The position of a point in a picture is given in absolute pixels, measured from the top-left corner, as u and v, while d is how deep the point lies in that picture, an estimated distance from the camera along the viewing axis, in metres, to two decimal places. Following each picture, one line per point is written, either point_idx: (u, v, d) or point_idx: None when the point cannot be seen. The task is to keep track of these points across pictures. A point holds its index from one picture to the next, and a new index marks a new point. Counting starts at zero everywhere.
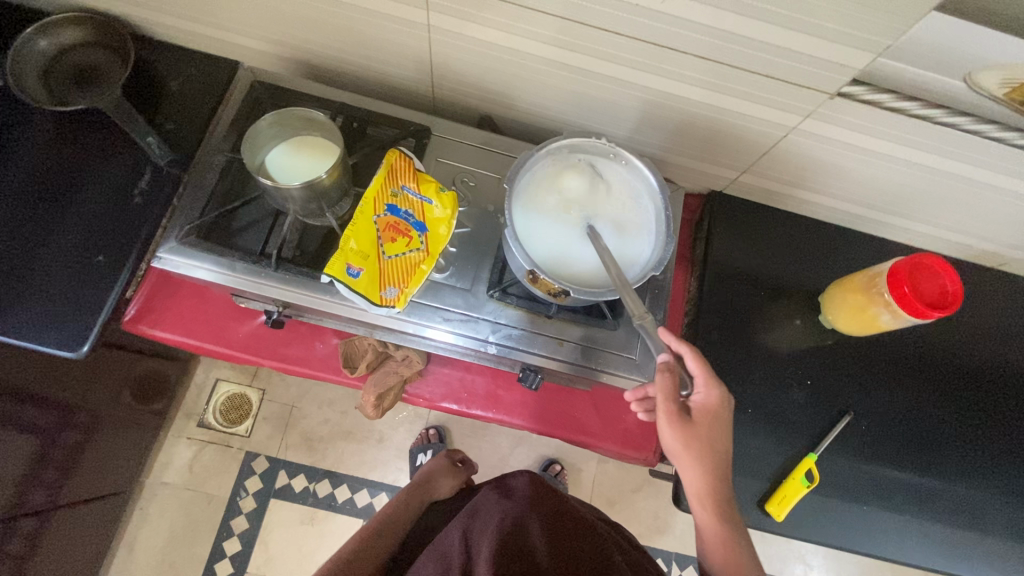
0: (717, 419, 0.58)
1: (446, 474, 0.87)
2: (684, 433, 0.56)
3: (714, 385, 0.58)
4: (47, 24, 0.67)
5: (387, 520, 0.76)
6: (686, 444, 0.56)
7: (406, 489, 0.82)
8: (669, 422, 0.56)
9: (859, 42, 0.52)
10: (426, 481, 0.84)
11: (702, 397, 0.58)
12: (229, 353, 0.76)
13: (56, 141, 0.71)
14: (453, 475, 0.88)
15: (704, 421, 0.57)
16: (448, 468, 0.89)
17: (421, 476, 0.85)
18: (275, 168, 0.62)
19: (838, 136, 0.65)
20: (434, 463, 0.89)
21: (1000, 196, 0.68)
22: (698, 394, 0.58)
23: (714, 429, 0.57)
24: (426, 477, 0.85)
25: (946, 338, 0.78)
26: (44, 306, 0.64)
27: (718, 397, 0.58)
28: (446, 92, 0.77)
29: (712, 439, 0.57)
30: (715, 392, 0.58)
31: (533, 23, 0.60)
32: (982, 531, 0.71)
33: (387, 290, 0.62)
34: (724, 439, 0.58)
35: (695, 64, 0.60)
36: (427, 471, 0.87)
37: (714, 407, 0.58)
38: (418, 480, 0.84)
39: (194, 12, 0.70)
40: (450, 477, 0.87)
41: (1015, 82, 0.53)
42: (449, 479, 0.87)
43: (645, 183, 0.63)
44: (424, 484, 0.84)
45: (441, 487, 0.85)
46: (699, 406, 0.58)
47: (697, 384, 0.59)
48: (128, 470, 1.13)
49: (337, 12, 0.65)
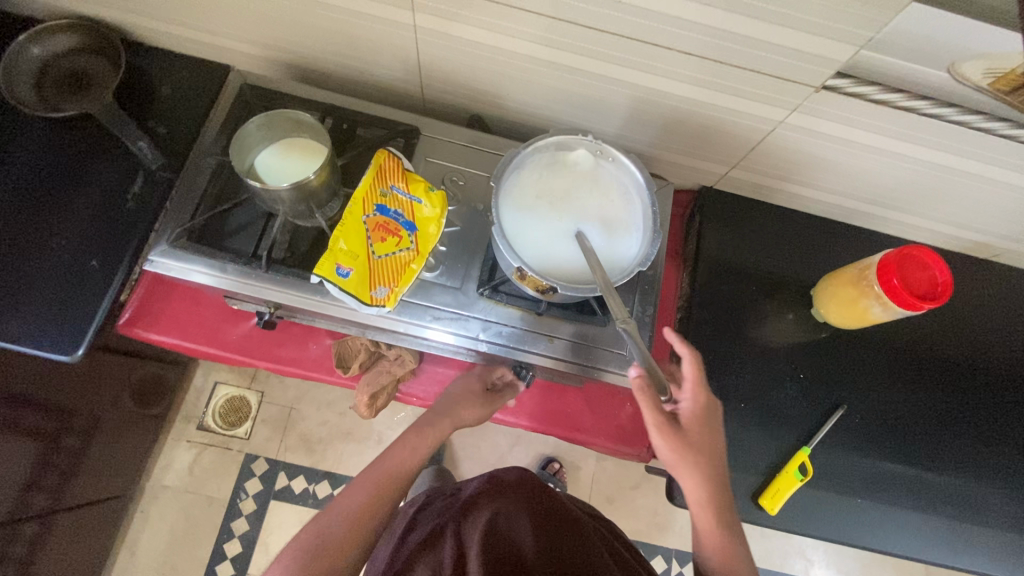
0: (707, 423, 0.59)
1: (481, 391, 0.71)
2: (677, 440, 0.56)
3: (701, 388, 0.59)
4: (40, 31, 0.67)
5: (401, 472, 0.63)
6: (680, 453, 0.56)
7: (427, 430, 0.67)
8: (660, 431, 0.56)
9: (841, 34, 0.52)
10: (452, 402, 0.70)
11: (690, 404, 0.59)
12: (224, 355, 0.77)
13: (49, 147, 0.71)
14: (485, 395, 0.72)
15: (695, 426, 0.58)
16: (482, 386, 0.72)
17: (444, 403, 0.70)
18: (264, 169, 0.63)
19: (826, 129, 0.65)
20: (466, 382, 0.72)
21: (990, 186, 0.68)
22: (687, 399, 0.59)
23: (706, 432, 0.58)
24: (453, 399, 0.71)
25: (940, 329, 0.78)
26: (39, 310, 0.65)
27: (705, 399, 0.59)
28: (436, 92, 0.78)
29: (704, 443, 0.58)
30: (702, 394, 0.59)
31: (520, 23, 0.60)
32: (978, 522, 0.71)
33: (377, 290, 0.62)
34: (716, 441, 0.59)
35: (682, 60, 0.60)
36: (457, 381, 0.73)
37: (702, 410, 0.59)
38: (434, 417, 0.69)
39: (184, 17, 0.71)
40: (485, 397, 0.71)
41: (998, 72, 0.53)
42: (478, 394, 0.71)
43: (632, 180, 0.63)
44: (448, 416, 0.69)
45: (468, 414, 0.70)
46: (688, 411, 0.59)
47: (684, 390, 0.60)
48: (129, 473, 1.14)
49: (326, 14, 0.65)
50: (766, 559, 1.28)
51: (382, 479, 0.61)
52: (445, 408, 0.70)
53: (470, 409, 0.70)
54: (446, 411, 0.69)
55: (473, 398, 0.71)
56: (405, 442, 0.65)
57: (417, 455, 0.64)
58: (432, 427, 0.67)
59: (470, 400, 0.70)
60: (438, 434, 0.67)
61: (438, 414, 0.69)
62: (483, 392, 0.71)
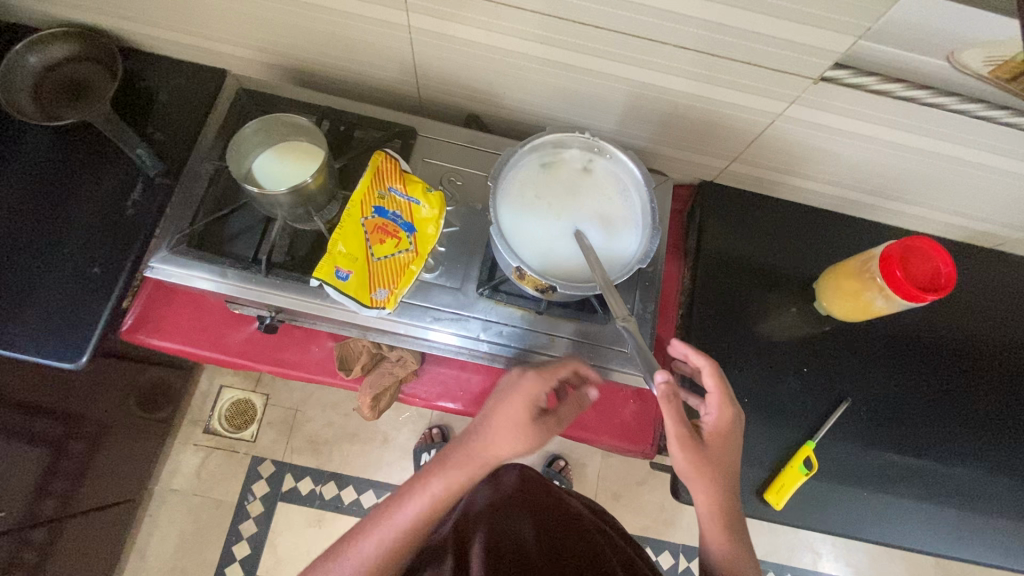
0: (727, 439, 0.58)
1: (526, 422, 0.54)
2: (697, 454, 0.55)
3: (727, 405, 0.58)
4: (37, 41, 0.68)
5: (413, 528, 0.54)
6: (698, 468, 0.55)
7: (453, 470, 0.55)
8: (682, 444, 0.54)
9: (839, 25, 0.51)
10: (485, 433, 0.55)
11: (714, 418, 0.58)
12: (226, 359, 0.77)
13: (49, 157, 0.72)
14: (533, 423, 0.55)
15: (716, 440, 0.57)
16: (528, 415, 0.55)
17: (477, 429, 0.56)
18: (263, 172, 0.63)
19: (825, 121, 0.65)
20: (509, 403, 0.55)
21: (992, 175, 0.68)
22: (712, 414, 0.58)
23: (726, 449, 0.57)
24: (490, 426, 0.55)
25: (945, 320, 0.78)
26: (42, 319, 0.65)
27: (732, 416, 0.58)
28: (432, 92, 0.78)
29: (723, 458, 0.57)
30: (727, 411, 0.58)
31: (514, 21, 0.60)
32: (986, 513, 0.71)
33: (377, 292, 0.62)
34: (734, 456, 0.58)
35: (679, 55, 0.60)
36: (499, 400, 0.56)
37: (726, 426, 0.58)
38: (463, 451, 0.55)
39: (181, 23, 0.71)
40: (531, 426, 0.55)
41: (997, 61, 0.53)
42: (521, 426, 0.54)
43: (631, 177, 0.63)
44: (481, 451, 0.55)
45: (506, 447, 0.55)
46: (712, 427, 0.58)
47: (711, 403, 0.58)
48: (136, 478, 1.15)
49: (320, 17, 0.65)
50: (773, 553, 1.28)
51: (391, 536, 0.54)
52: (476, 438, 0.55)
53: (505, 443, 0.54)
54: (479, 443, 0.55)
55: (512, 430, 0.54)
56: (425, 488, 0.55)
57: (434, 511, 0.55)
58: (458, 467, 0.55)
59: (507, 433, 0.54)
60: (461, 479, 0.55)
61: (467, 448, 0.55)
62: (528, 423, 0.54)
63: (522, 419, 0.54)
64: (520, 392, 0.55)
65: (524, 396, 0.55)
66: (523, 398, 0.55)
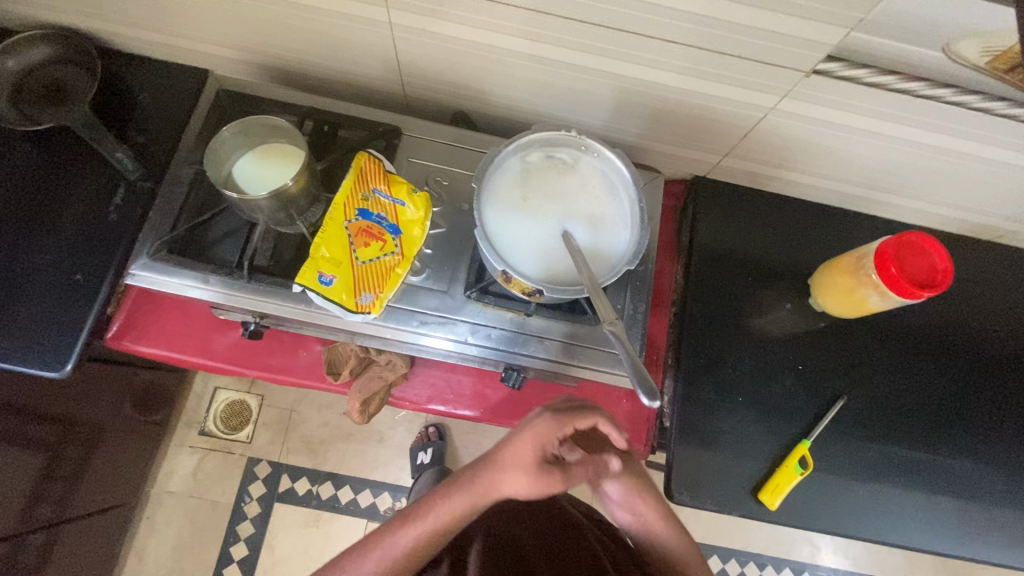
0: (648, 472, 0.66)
1: (533, 462, 0.52)
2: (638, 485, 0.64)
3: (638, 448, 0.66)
4: (14, 44, 0.66)
5: (414, 549, 0.57)
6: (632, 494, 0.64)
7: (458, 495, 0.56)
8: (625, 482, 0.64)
9: (831, 17, 0.50)
10: (494, 467, 0.55)
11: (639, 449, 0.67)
12: (214, 365, 0.76)
13: (30, 162, 0.71)
14: (540, 466, 0.52)
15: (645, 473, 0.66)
16: (537, 457, 0.53)
17: (488, 462, 0.56)
18: (251, 181, 0.62)
19: (818, 114, 0.63)
20: (522, 442, 0.53)
21: (991, 167, 0.66)
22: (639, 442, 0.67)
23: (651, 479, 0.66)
24: (500, 459, 0.55)
25: (943, 314, 0.77)
26: (26, 327, 0.64)
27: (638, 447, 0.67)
28: (417, 90, 0.76)
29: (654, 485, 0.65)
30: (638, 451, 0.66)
31: (498, 17, 0.58)
32: (983, 511, 0.70)
33: (363, 296, 0.61)
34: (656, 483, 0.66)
35: (668, 49, 0.58)
36: (513, 433, 0.55)
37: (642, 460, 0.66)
38: (471, 481, 0.56)
39: (160, 23, 0.70)
40: (537, 469, 0.52)
41: (995, 50, 0.51)
42: (528, 468, 0.52)
43: (618, 174, 0.62)
44: (486, 483, 0.55)
45: (510, 485, 0.53)
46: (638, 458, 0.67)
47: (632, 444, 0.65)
48: (132, 481, 1.15)
49: (300, 14, 0.64)
50: (772, 547, 1.28)
51: (393, 554, 0.57)
52: (485, 469, 0.55)
53: (509, 481, 0.53)
54: (486, 475, 0.55)
55: (518, 469, 0.53)
56: (432, 509, 0.57)
57: (434, 536, 0.57)
58: (464, 494, 0.56)
59: (512, 471, 0.53)
60: (464, 507, 0.56)
61: (475, 478, 0.56)
62: (534, 465, 0.52)
63: (528, 459, 0.52)
64: (532, 431, 0.53)
65: (536, 435, 0.53)
66: (535, 440, 0.53)
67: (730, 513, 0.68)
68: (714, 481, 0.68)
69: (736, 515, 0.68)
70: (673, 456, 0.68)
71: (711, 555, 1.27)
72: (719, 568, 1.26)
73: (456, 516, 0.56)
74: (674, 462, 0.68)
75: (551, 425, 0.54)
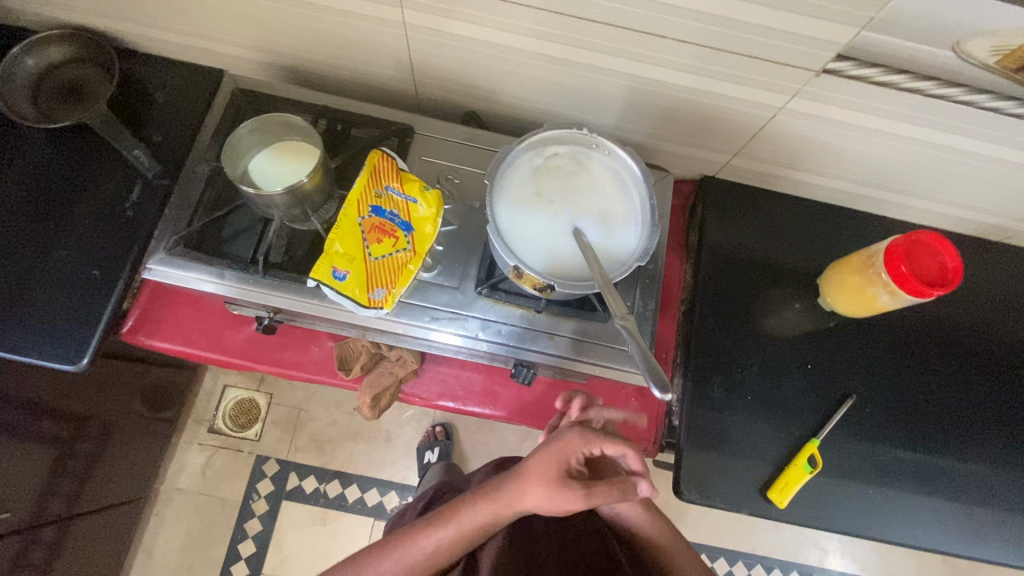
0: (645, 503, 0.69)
1: (556, 477, 0.56)
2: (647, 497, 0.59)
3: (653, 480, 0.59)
4: (36, 42, 0.67)
5: (433, 552, 0.60)
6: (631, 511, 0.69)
7: (482, 505, 0.59)
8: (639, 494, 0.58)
9: (841, 16, 0.50)
10: (519, 481, 0.58)
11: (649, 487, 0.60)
12: (227, 360, 0.77)
13: (49, 160, 0.72)
14: (561, 482, 0.55)
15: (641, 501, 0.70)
16: (560, 472, 0.56)
17: (513, 474, 0.59)
18: (282, 183, 0.62)
19: (829, 114, 0.64)
20: (545, 458, 0.57)
21: (1000, 167, 0.66)
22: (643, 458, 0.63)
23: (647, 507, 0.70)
24: (523, 473, 0.58)
25: (952, 314, 0.77)
26: (43, 321, 0.65)
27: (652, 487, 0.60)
28: (429, 89, 0.77)
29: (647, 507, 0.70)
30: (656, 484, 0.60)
31: (512, 16, 0.59)
32: (993, 510, 0.70)
33: (375, 292, 0.62)
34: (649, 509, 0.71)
35: (679, 49, 0.59)
36: (539, 449, 0.59)
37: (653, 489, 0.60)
38: (495, 491, 0.59)
39: (180, 24, 0.71)
40: (559, 486, 0.55)
41: (1005, 50, 0.52)
42: (550, 481, 0.55)
43: (629, 172, 0.62)
44: (509, 497, 0.58)
45: (532, 499, 0.56)
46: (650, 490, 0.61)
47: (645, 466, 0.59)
48: (142, 477, 1.15)
49: (316, 15, 0.65)
50: (778, 550, 1.28)
51: (414, 559, 0.60)
52: (508, 484, 0.59)
53: (532, 494, 0.56)
54: (509, 490, 0.58)
55: (541, 483, 0.56)
56: (455, 517, 0.60)
57: (454, 543, 0.59)
58: (487, 503, 0.59)
59: (535, 484, 0.56)
60: (488, 516, 0.59)
61: (500, 488, 0.59)
62: (557, 478, 0.55)
63: (552, 472, 0.56)
64: (558, 446, 0.57)
65: (561, 449, 0.57)
66: (556, 458, 0.56)
67: (739, 511, 0.69)
68: (723, 480, 0.68)
69: (744, 513, 0.68)
70: (681, 456, 0.69)
71: (718, 557, 1.27)
72: (726, 570, 1.26)
73: (481, 525, 0.59)
74: (682, 461, 0.69)
75: (568, 448, 0.57)
